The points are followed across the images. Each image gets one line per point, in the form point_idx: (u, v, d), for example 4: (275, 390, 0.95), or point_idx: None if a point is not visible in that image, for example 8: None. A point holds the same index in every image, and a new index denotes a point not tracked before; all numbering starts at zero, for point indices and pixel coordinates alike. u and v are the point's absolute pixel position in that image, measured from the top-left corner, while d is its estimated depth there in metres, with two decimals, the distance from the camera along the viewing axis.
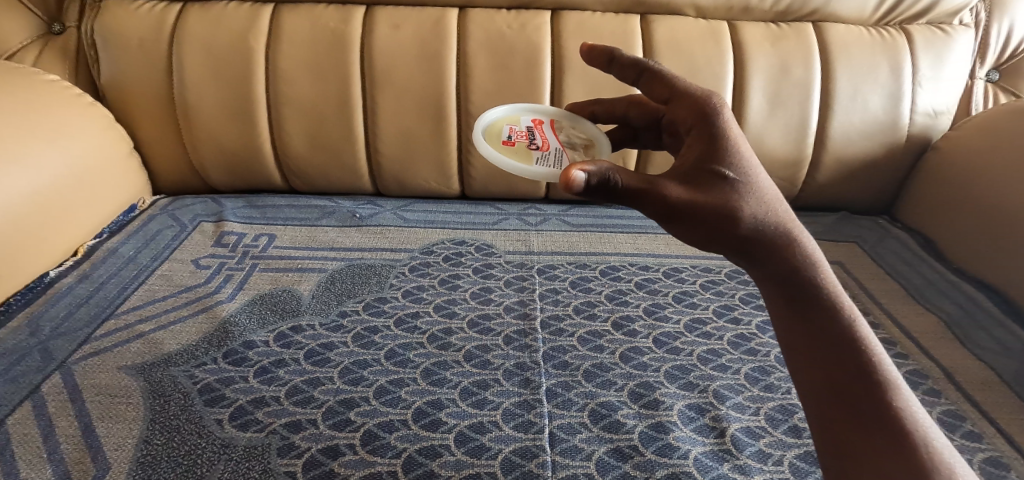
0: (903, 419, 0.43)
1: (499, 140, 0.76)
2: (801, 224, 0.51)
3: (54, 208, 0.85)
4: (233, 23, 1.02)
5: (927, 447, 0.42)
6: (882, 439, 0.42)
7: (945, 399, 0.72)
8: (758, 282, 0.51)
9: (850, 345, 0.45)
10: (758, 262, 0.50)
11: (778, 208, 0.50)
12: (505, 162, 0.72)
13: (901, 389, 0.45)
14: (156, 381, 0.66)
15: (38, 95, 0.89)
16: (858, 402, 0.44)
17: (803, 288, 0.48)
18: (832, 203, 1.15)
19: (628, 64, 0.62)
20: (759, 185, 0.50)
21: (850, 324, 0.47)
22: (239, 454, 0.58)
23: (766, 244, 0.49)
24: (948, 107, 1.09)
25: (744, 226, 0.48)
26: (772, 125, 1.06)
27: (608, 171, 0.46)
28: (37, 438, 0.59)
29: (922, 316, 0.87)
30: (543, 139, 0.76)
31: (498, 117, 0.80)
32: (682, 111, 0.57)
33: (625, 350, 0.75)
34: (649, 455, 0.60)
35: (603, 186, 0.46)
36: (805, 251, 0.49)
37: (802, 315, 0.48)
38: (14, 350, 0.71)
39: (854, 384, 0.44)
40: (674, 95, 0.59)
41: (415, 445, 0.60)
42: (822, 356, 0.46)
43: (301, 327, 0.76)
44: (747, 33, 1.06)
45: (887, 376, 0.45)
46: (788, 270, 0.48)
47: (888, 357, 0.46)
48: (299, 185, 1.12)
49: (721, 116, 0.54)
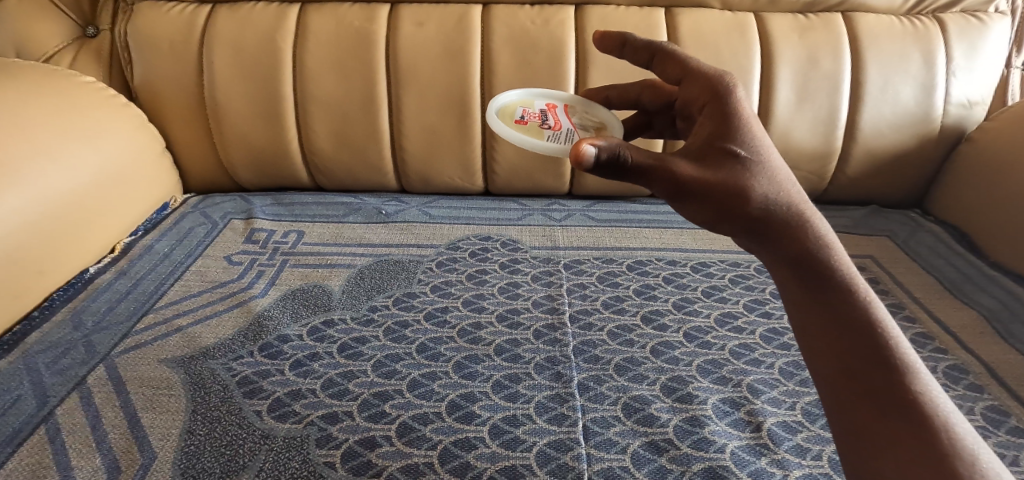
0: (923, 403, 0.41)
1: (512, 119, 0.77)
2: (814, 205, 0.50)
3: (92, 206, 0.87)
4: (261, 22, 1.03)
5: (947, 433, 0.40)
6: (900, 426, 0.41)
7: (988, 395, 0.70)
8: (770, 265, 0.49)
9: (866, 328, 0.44)
10: (770, 245, 0.48)
11: (790, 189, 0.49)
12: (514, 135, 0.72)
13: (920, 372, 0.43)
14: (195, 373, 0.68)
15: (74, 96, 0.91)
16: (876, 388, 0.42)
17: (818, 270, 0.46)
18: (862, 197, 1.13)
19: (642, 48, 0.65)
20: (769, 165, 0.49)
21: (865, 305, 0.45)
22: (278, 445, 0.59)
23: (778, 225, 0.48)
24: (982, 98, 1.06)
25: (754, 206, 0.47)
26: (799, 118, 1.05)
27: (619, 147, 0.48)
28: (85, 427, 0.61)
29: (959, 310, 0.85)
30: (555, 120, 0.76)
31: (511, 100, 0.81)
32: (694, 89, 0.58)
33: (656, 344, 0.75)
34: (684, 449, 0.60)
35: (612, 162, 0.48)
36: (818, 232, 0.48)
37: (817, 298, 0.46)
38: (59, 343, 0.73)
39: (871, 368, 0.43)
40: (687, 75, 0.60)
41: (450, 437, 0.61)
42: (838, 341, 0.44)
43: (332, 321, 0.77)
44: (775, 24, 1.04)
45: (905, 360, 0.43)
46: (801, 252, 0.47)
47: (905, 340, 0.45)
48: (324, 182, 1.13)
49: (733, 93, 0.54)
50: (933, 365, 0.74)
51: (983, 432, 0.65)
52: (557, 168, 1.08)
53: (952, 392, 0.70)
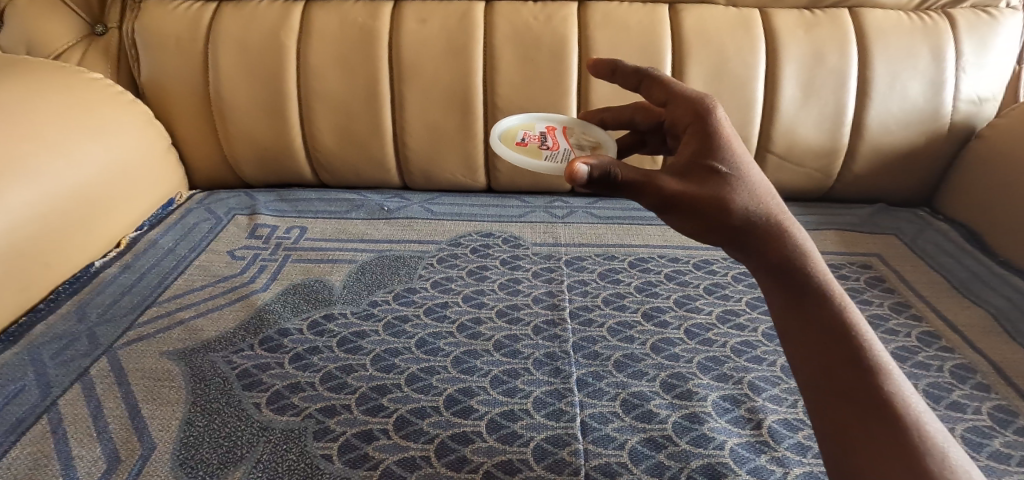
0: (896, 404, 0.41)
1: (513, 142, 0.78)
2: (793, 215, 0.50)
3: (98, 202, 0.87)
4: (266, 20, 1.04)
5: (920, 432, 0.40)
6: (876, 425, 0.40)
7: (995, 395, 0.69)
8: (754, 272, 0.50)
9: (842, 331, 0.44)
10: (750, 252, 0.49)
11: (770, 200, 0.50)
12: (515, 156, 0.72)
13: (894, 374, 0.43)
14: (196, 365, 0.68)
15: (81, 91, 0.92)
16: (852, 389, 0.42)
17: (798, 276, 0.47)
18: (868, 194, 1.12)
19: (630, 72, 0.65)
20: (750, 179, 0.50)
21: (842, 310, 0.45)
22: (277, 437, 0.60)
23: (759, 234, 0.49)
24: (993, 94, 1.05)
25: (736, 216, 0.48)
26: (804, 115, 1.04)
27: (610, 165, 0.48)
28: (87, 417, 0.61)
29: (966, 309, 0.84)
30: (554, 141, 0.77)
31: (513, 125, 0.82)
32: (678, 111, 0.58)
33: (656, 340, 0.74)
34: (683, 445, 0.60)
35: (605, 179, 0.48)
36: (797, 240, 0.49)
37: (798, 303, 0.46)
38: (63, 335, 0.74)
39: (849, 370, 0.43)
40: (670, 98, 0.60)
41: (447, 431, 0.61)
42: (816, 344, 0.45)
43: (333, 315, 0.77)
44: (780, 21, 1.03)
45: (880, 362, 0.43)
46: (781, 260, 0.48)
47: (881, 345, 0.45)
48: (328, 179, 1.13)
49: (714, 115, 0.55)
50: (939, 364, 0.73)
51: (989, 431, 0.64)
52: None
53: (959, 391, 0.69)
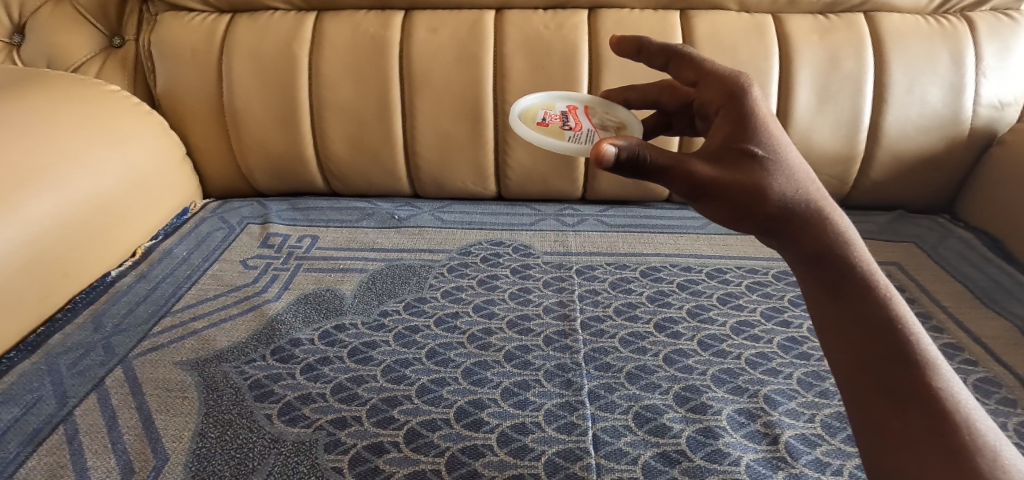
0: (943, 400, 0.41)
1: (533, 121, 0.77)
2: (833, 202, 0.50)
3: (115, 212, 0.88)
4: (279, 31, 1.05)
5: (969, 429, 0.40)
6: (920, 422, 0.40)
7: (1021, 410, 0.67)
8: (791, 263, 0.49)
9: (885, 324, 0.44)
10: (788, 241, 0.48)
11: (810, 187, 0.49)
12: (539, 139, 0.72)
13: (943, 369, 0.43)
14: (208, 376, 0.69)
15: (99, 102, 0.94)
16: (895, 384, 0.42)
17: (838, 266, 0.46)
18: (887, 201, 1.10)
19: (657, 52, 0.65)
20: (788, 164, 0.49)
21: (885, 301, 0.45)
22: (287, 449, 0.59)
23: (799, 221, 0.48)
24: (1016, 98, 1.02)
25: (773, 204, 0.47)
26: (820, 120, 1.03)
27: (639, 147, 0.48)
28: (102, 428, 0.62)
29: (991, 320, 0.82)
30: (576, 121, 0.76)
31: (533, 104, 0.81)
32: (710, 91, 0.58)
33: (670, 351, 0.73)
34: (697, 460, 0.59)
35: (633, 162, 0.48)
36: (838, 227, 0.47)
37: (839, 295, 0.46)
38: (80, 345, 0.74)
39: (893, 365, 0.42)
40: (701, 78, 0.60)
41: (457, 444, 0.60)
42: (856, 337, 0.44)
43: (344, 326, 0.77)
44: (795, 26, 1.02)
45: (926, 356, 0.43)
46: (820, 249, 0.47)
47: (926, 336, 0.44)
48: (341, 188, 1.14)
49: (749, 96, 0.54)
50: (963, 377, 0.72)
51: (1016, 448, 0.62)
52: (570, 172, 1.07)
53: (984, 406, 0.67)
